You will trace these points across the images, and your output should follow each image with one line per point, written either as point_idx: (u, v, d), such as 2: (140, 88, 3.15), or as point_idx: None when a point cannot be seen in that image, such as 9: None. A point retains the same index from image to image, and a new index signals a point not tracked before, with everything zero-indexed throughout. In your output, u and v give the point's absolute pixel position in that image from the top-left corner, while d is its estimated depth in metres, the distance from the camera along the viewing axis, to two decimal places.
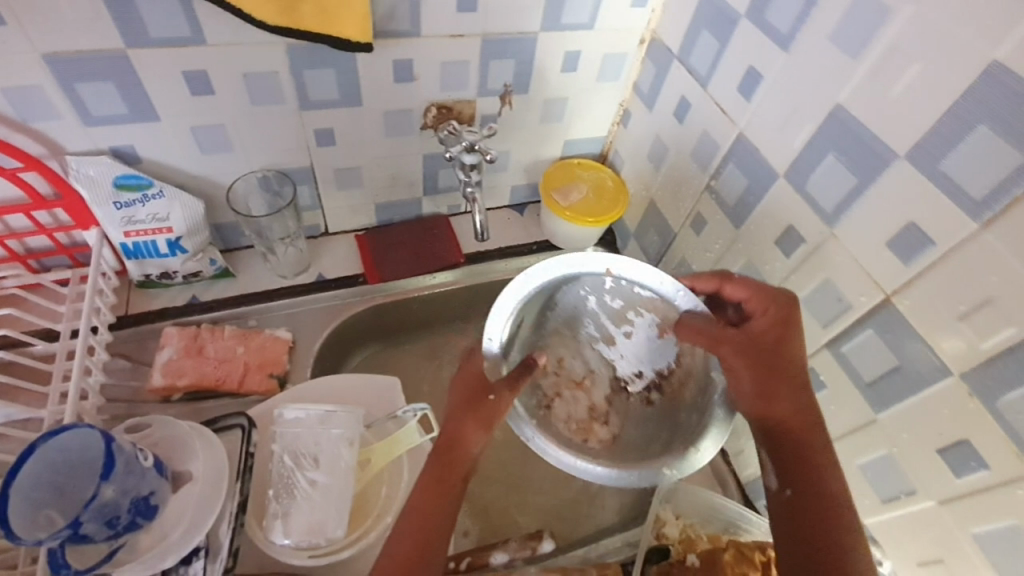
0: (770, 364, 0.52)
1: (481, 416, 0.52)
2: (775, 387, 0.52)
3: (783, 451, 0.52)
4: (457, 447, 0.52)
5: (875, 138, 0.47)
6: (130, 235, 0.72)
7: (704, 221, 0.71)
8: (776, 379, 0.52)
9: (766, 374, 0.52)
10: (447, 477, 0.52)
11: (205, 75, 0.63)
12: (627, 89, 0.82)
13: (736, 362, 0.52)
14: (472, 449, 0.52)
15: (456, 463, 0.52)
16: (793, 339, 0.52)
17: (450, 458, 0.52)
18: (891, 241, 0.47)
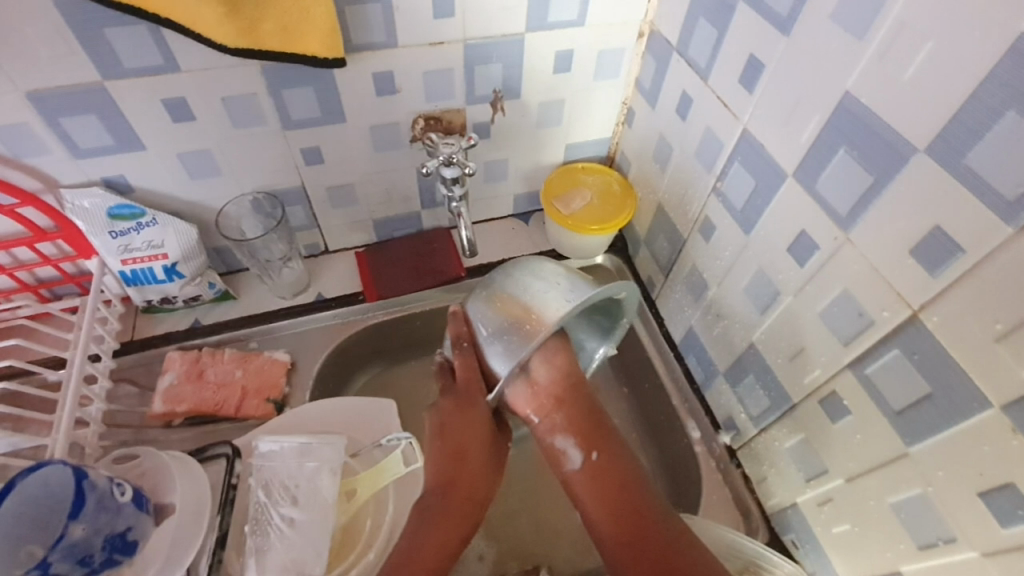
0: (594, 424, 0.59)
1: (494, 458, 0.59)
2: (592, 432, 0.58)
3: (605, 481, 0.56)
4: (468, 483, 0.56)
5: (890, 129, 0.41)
6: (127, 263, 0.73)
7: (712, 226, 0.65)
8: (594, 431, 0.58)
9: (590, 427, 0.58)
10: (456, 517, 0.54)
11: (184, 102, 0.63)
12: (629, 87, 0.76)
13: (571, 421, 0.58)
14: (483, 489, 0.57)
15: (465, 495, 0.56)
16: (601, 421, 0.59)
17: (469, 496, 0.56)
18: (915, 247, 0.41)
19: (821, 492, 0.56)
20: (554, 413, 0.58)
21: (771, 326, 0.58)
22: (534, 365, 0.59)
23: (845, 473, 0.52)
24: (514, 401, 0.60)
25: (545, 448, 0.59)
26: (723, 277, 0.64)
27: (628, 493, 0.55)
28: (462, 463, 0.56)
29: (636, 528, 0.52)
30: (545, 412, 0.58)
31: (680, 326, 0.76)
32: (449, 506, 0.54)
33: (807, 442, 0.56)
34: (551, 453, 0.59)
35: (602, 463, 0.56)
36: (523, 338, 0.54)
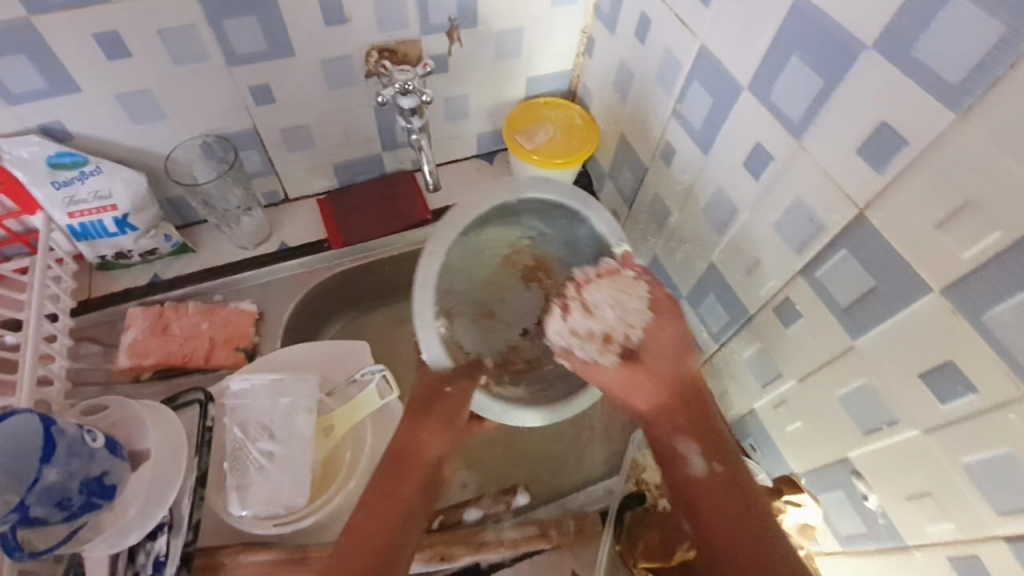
0: (714, 436, 0.50)
1: (451, 414, 0.54)
2: (711, 444, 0.50)
3: (723, 497, 0.49)
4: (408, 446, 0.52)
5: (841, 29, 0.41)
6: (75, 216, 0.70)
7: (673, 150, 0.65)
8: (709, 444, 0.50)
9: (709, 441, 0.50)
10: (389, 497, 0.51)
11: (119, 37, 0.59)
12: (587, 13, 0.74)
13: (686, 427, 0.50)
14: (432, 450, 0.52)
15: (414, 467, 0.52)
16: (712, 423, 0.51)
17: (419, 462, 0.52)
18: (863, 146, 0.42)
19: (777, 397, 0.59)
20: (676, 412, 0.51)
21: (730, 243, 0.59)
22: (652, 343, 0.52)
23: (798, 375, 0.55)
24: (608, 380, 0.52)
25: (662, 449, 0.51)
26: (684, 201, 0.65)
27: (745, 509, 0.48)
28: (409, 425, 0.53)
29: (755, 552, 0.46)
30: (666, 409, 0.51)
31: (644, 256, 0.77)
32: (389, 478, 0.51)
33: (764, 351, 0.59)
34: (666, 454, 0.51)
35: (727, 479, 0.49)
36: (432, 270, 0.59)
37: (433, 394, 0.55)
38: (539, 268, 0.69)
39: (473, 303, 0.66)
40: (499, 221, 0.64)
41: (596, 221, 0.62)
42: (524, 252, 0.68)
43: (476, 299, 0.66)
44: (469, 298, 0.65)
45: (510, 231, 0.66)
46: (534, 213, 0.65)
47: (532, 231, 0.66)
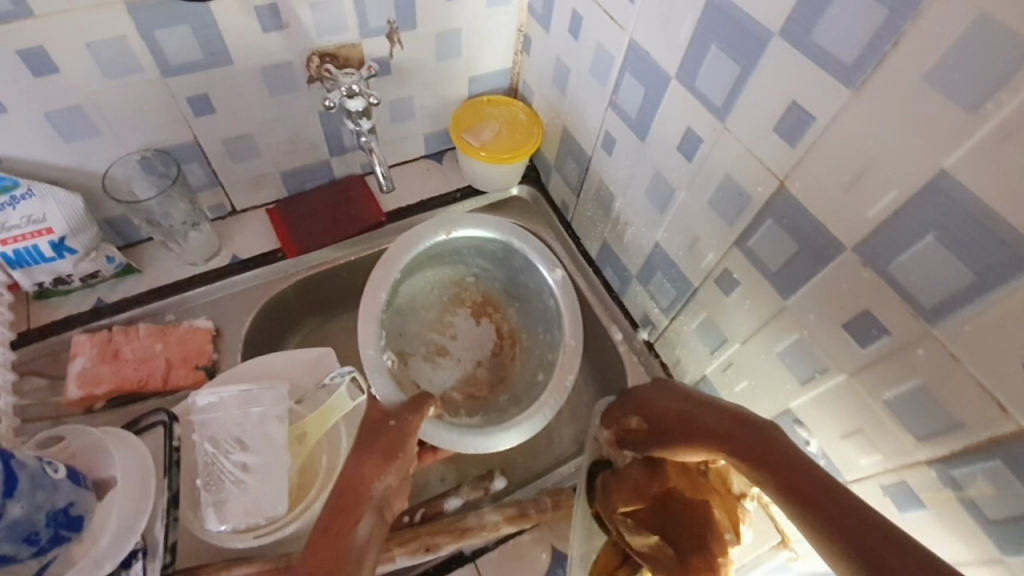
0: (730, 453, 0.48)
1: (392, 446, 0.52)
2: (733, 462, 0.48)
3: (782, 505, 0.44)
4: (356, 478, 0.49)
5: (750, 20, 0.46)
6: (7, 244, 0.66)
7: (613, 140, 0.69)
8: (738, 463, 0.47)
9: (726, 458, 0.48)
10: (333, 538, 0.45)
11: (43, 51, 0.57)
12: (522, 12, 0.77)
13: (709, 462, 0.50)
14: (377, 483, 0.49)
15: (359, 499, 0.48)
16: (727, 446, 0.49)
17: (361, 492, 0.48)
18: (777, 124, 0.47)
19: (724, 360, 0.64)
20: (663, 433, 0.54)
21: (671, 222, 0.63)
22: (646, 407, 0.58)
23: (741, 338, 0.60)
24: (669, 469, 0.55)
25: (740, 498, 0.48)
26: (626, 187, 0.69)
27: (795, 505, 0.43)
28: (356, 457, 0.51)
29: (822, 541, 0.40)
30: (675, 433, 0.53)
31: (595, 242, 0.81)
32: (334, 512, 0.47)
33: (709, 319, 0.64)
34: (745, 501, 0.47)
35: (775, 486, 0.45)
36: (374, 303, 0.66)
37: (379, 425, 0.55)
38: (487, 305, 0.78)
39: (425, 339, 0.75)
40: (441, 263, 0.75)
41: (528, 249, 0.71)
42: (471, 289, 0.78)
43: (427, 335, 0.75)
44: (420, 335, 0.75)
45: (452, 271, 0.76)
46: (474, 250, 0.74)
47: (474, 268, 0.76)
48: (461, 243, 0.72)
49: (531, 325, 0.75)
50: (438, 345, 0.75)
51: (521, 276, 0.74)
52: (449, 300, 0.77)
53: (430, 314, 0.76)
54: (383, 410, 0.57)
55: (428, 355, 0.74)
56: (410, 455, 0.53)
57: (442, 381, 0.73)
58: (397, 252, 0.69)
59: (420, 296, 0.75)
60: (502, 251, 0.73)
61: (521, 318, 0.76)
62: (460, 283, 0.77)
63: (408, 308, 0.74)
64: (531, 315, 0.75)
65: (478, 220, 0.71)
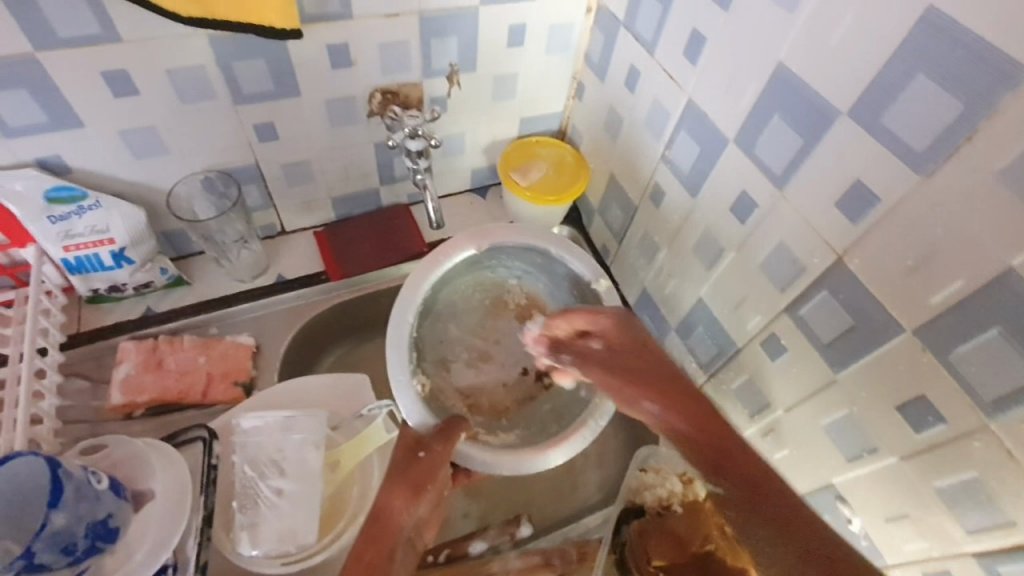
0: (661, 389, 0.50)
1: (424, 475, 0.52)
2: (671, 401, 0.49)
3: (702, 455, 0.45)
4: (388, 511, 0.49)
5: (817, 97, 0.46)
6: (70, 250, 0.69)
7: (662, 192, 0.69)
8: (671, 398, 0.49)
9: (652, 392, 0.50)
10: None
11: (126, 74, 0.60)
12: (578, 60, 0.79)
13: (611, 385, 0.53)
14: (408, 515, 0.49)
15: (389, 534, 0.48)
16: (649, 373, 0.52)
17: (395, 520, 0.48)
18: (839, 200, 0.47)
19: (765, 424, 0.63)
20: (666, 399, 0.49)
21: (717, 281, 0.64)
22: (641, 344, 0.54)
23: (786, 404, 0.59)
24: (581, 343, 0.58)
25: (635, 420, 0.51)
26: (673, 239, 0.69)
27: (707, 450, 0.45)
28: (388, 488, 0.51)
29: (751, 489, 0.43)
30: (677, 403, 0.48)
31: (634, 288, 0.81)
32: (366, 545, 0.46)
33: (751, 381, 0.63)
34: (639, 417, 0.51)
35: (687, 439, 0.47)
36: (403, 316, 0.65)
37: (410, 457, 0.53)
38: (531, 307, 0.76)
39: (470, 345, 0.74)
40: (479, 267, 0.73)
41: (569, 259, 0.70)
42: (514, 293, 0.76)
43: (472, 338, 0.74)
44: (465, 341, 0.74)
45: (492, 275, 0.75)
46: (512, 257, 0.74)
47: (515, 271, 0.75)
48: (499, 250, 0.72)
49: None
50: (483, 350, 0.74)
51: (564, 284, 0.73)
52: (492, 305, 0.76)
53: (472, 319, 0.75)
54: (415, 437, 0.56)
55: (473, 361, 0.73)
56: (437, 490, 0.52)
57: (485, 389, 0.72)
58: (428, 269, 0.68)
59: (459, 298, 0.74)
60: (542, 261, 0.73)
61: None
62: (501, 287, 0.76)
63: (449, 313, 0.73)
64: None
65: (517, 229, 0.70)
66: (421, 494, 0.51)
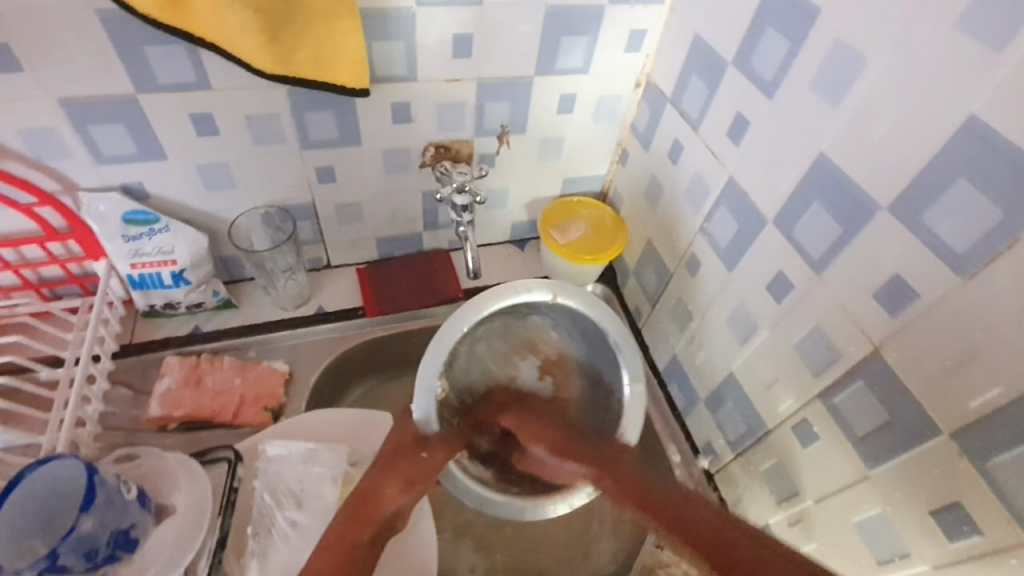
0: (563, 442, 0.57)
1: (416, 472, 0.54)
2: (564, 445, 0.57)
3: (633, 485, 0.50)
4: (379, 490, 0.52)
5: (858, 189, 0.47)
6: (136, 267, 0.75)
7: (698, 262, 0.70)
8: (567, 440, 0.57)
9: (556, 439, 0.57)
10: (353, 522, 0.50)
11: (211, 117, 0.66)
12: (624, 129, 0.82)
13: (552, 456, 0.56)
14: (391, 505, 0.52)
15: (368, 515, 0.51)
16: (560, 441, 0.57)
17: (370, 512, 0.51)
18: (877, 291, 0.47)
19: (792, 513, 0.61)
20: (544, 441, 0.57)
21: (749, 357, 0.63)
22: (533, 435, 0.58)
23: (815, 494, 0.57)
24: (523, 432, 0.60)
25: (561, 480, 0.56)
26: (707, 310, 0.69)
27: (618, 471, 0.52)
28: (384, 473, 0.54)
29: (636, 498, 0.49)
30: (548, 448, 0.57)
31: (664, 354, 0.81)
32: (349, 518, 0.50)
33: (780, 465, 0.61)
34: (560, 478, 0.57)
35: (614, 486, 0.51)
36: (456, 326, 0.63)
37: (412, 446, 0.56)
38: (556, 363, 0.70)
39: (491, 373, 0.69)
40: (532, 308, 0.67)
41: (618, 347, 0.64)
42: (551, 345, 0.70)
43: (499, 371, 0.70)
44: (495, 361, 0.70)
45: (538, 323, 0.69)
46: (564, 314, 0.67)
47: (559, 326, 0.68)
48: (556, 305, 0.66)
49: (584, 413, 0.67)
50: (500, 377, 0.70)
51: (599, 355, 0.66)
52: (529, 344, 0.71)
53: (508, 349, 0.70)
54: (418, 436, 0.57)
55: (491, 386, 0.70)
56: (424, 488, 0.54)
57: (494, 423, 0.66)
58: (495, 295, 0.64)
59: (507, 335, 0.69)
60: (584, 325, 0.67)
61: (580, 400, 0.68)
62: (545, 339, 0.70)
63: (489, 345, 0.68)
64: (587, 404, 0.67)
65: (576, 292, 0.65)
66: (409, 489, 0.53)
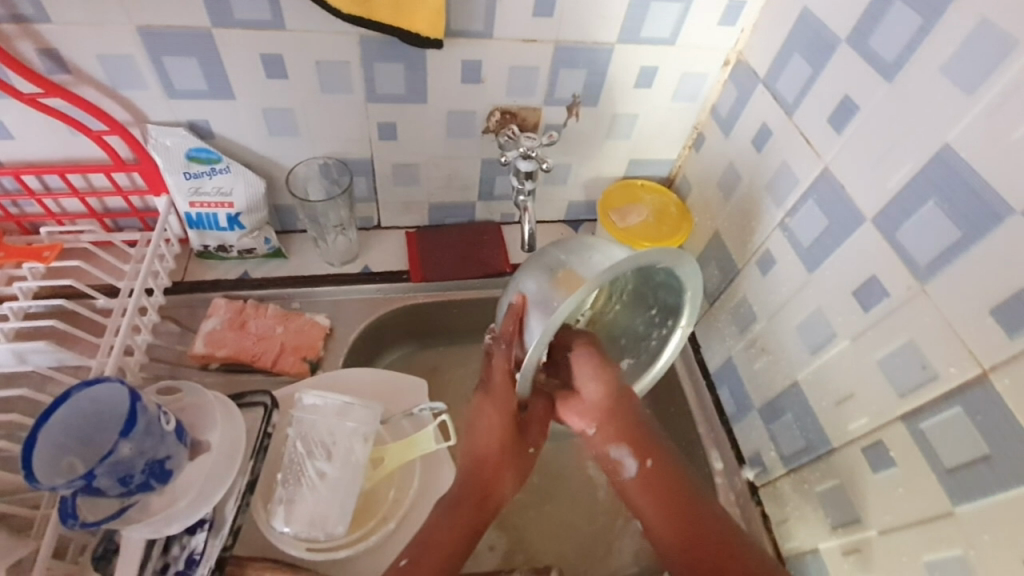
0: (636, 430, 0.58)
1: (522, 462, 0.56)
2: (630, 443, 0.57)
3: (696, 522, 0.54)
4: (496, 491, 0.54)
5: (989, 190, 0.41)
6: (194, 206, 0.75)
7: (772, 260, 0.64)
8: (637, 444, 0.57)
9: (633, 436, 0.57)
10: (481, 512, 0.53)
11: (282, 59, 0.65)
12: (704, 112, 0.76)
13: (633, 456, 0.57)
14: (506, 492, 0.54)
15: (487, 502, 0.53)
16: (624, 412, 0.58)
17: (488, 497, 0.53)
18: (996, 306, 0.41)
19: (849, 542, 0.56)
20: (605, 424, 0.58)
21: (822, 369, 0.57)
22: (608, 398, 0.58)
23: (880, 526, 0.52)
24: (590, 391, 0.59)
25: (599, 457, 0.59)
26: (775, 313, 0.64)
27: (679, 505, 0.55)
28: (498, 474, 0.54)
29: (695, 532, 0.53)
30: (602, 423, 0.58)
31: (717, 355, 0.75)
32: (473, 507, 0.53)
33: (841, 488, 0.56)
34: (606, 461, 0.59)
35: (666, 504, 0.55)
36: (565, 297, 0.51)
37: (521, 440, 0.56)
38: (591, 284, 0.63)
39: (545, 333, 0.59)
40: (596, 258, 0.53)
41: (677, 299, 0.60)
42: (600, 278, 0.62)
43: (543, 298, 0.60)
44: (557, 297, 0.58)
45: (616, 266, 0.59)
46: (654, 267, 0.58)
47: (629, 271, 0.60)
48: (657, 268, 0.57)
49: (618, 331, 0.66)
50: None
51: (659, 294, 0.61)
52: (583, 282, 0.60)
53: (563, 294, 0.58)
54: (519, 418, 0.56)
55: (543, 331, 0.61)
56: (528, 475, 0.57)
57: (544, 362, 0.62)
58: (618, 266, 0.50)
59: (544, 274, 0.55)
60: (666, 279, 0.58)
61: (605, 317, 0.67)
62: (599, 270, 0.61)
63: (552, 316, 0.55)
64: (629, 325, 0.66)
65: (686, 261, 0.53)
66: (519, 483, 0.56)
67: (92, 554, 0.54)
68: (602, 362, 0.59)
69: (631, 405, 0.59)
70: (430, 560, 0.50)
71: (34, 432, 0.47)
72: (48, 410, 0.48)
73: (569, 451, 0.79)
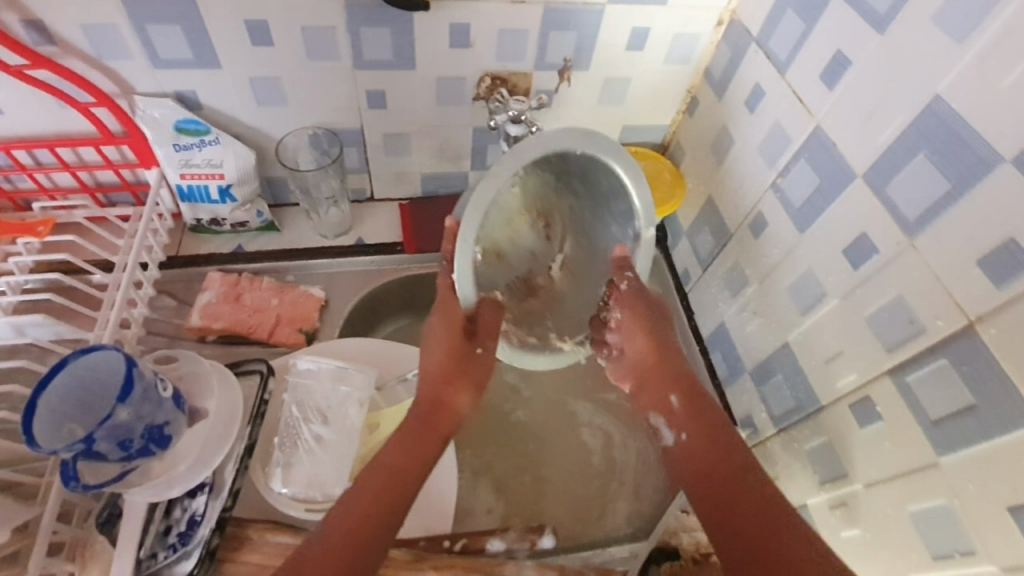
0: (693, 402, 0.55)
1: (476, 376, 0.57)
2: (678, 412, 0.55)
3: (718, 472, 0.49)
4: (449, 406, 0.55)
5: (979, 139, 0.41)
6: (185, 178, 0.75)
7: (764, 222, 0.64)
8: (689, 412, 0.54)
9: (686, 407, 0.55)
10: (431, 431, 0.53)
11: (266, 26, 0.64)
12: (697, 75, 0.75)
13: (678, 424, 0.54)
14: (461, 402, 0.56)
15: (439, 424, 0.54)
16: (671, 387, 0.57)
17: (439, 414, 0.55)
18: (982, 257, 0.41)
19: (836, 496, 0.57)
20: (642, 389, 0.59)
21: (811, 329, 0.58)
22: (653, 364, 0.58)
23: (867, 479, 0.53)
24: (635, 352, 0.59)
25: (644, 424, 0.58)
26: (767, 275, 0.64)
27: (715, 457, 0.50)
28: (452, 387, 0.56)
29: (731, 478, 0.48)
30: (641, 384, 0.59)
31: (709, 321, 0.76)
32: (425, 426, 0.53)
33: (830, 445, 0.57)
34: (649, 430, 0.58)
35: (708, 463, 0.50)
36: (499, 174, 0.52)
37: (470, 348, 0.56)
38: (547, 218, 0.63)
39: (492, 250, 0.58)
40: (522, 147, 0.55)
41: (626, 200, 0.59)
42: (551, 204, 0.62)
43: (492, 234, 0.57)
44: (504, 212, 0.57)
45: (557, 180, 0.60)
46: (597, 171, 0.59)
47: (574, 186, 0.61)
48: (597, 168, 0.58)
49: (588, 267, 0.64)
50: (500, 245, 0.59)
51: (608, 204, 0.61)
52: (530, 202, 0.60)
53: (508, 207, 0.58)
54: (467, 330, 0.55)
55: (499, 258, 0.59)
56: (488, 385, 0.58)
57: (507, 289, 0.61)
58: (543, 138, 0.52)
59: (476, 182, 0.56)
60: (613, 182, 0.59)
61: (577, 253, 0.65)
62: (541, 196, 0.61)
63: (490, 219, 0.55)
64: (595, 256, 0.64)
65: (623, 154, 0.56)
66: (477, 391, 0.57)
67: (97, 519, 0.56)
68: (645, 326, 0.59)
69: (690, 381, 0.56)
70: (379, 479, 0.49)
71: (34, 398, 0.48)
72: (46, 376, 0.49)
73: (564, 417, 0.80)
